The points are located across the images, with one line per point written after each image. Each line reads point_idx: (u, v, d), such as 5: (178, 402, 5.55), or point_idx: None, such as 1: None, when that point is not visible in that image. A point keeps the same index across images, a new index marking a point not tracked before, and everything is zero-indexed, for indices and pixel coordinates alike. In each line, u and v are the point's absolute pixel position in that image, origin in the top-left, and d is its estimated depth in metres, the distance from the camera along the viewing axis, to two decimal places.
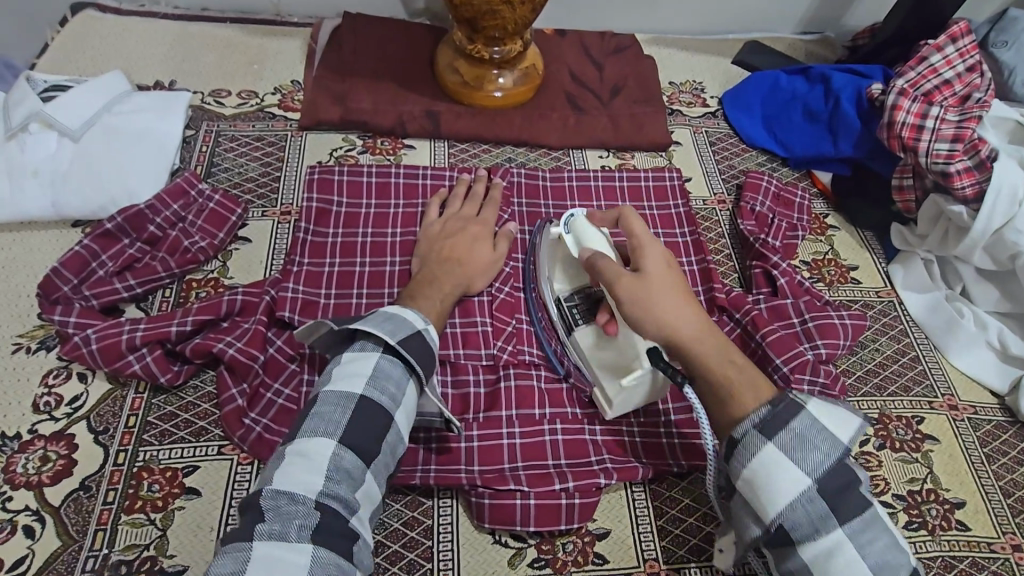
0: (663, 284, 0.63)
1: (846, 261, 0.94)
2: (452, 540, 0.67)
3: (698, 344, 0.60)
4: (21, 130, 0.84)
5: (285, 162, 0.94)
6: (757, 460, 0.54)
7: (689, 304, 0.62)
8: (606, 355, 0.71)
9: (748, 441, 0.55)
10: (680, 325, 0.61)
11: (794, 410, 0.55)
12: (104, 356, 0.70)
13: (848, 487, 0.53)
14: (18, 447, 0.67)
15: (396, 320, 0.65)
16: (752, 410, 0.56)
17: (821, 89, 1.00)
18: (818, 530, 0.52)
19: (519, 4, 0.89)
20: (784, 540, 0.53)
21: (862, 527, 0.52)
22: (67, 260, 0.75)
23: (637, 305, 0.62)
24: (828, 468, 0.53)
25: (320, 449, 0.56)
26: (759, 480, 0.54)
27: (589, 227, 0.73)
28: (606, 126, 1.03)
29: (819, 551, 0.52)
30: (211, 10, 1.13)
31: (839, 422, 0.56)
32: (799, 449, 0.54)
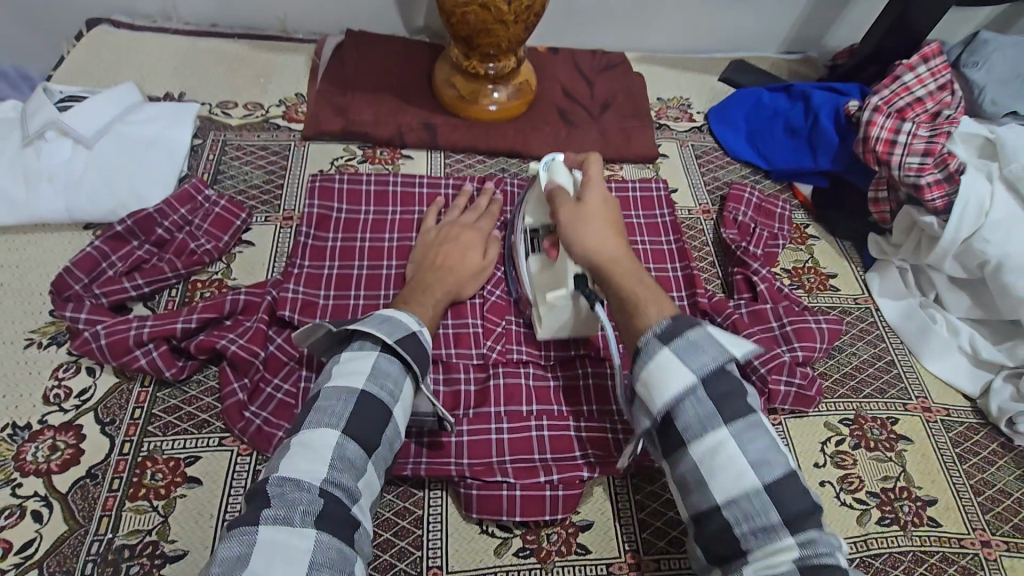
0: (596, 211, 0.70)
1: (825, 269, 0.98)
2: (442, 530, 0.70)
3: (613, 265, 0.66)
4: (38, 137, 0.88)
5: (289, 170, 0.99)
6: (653, 363, 0.57)
7: (615, 232, 0.69)
8: (546, 278, 0.77)
9: (645, 348, 0.58)
10: (600, 245, 0.68)
11: (687, 324, 0.58)
12: (112, 351, 0.74)
13: (732, 391, 0.56)
14: (28, 437, 0.70)
15: (393, 321, 0.68)
16: (651, 320, 0.61)
17: (802, 105, 1.05)
18: (705, 427, 0.55)
19: (511, 22, 0.94)
20: (678, 442, 0.56)
21: (744, 426, 0.54)
22: (79, 260, 0.79)
23: (570, 223, 0.70)
24: (714, 371, 0.56)
25: (325, 440, 0.59)
26: (652, 379, 0.57)
27: (563, 167, 0.78)
28: (595, 139, 1.08)
29: (705, 448, 0.54)
30: (221, 26, 1.19)
31: (733, 340, 0.59)
32: (690, 352, 0.57)
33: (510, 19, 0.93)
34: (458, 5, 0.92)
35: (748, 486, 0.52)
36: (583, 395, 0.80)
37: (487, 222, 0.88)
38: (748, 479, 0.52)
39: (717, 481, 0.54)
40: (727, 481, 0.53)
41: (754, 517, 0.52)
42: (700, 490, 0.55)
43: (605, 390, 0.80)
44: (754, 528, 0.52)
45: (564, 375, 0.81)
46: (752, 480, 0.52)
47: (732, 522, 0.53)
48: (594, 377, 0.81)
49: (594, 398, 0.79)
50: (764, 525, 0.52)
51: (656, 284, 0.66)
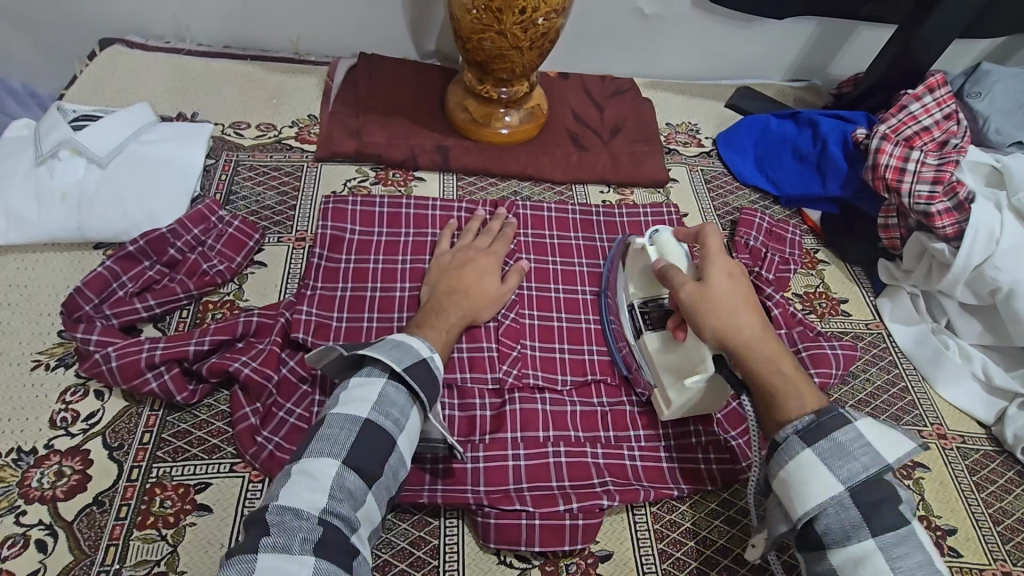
0: (727, 293, 0.67)
1: (836, 294, 0.99)
2: (458, 560, 0.68)
3: (753, 351, 0.64)
4: (51, 156, 0.88)
5: (301, 191, 0.99)
6: (793, 462, 0.58)
7: (751, 310, 0.67)
8: (671, 358, 0.75)
9: (785, 445, 0.59)
10: (737, 327, 0.65)
11: (838, 423, 0.58)
12: (122, 373, 0.72)
13: (885, 500, 0.55)
14: (33, 462, 0.69)
15: (402, 347, 0.67)
16: (796, 414, 0.60)
17: (809, 132, 1.06)
18: (851, 537, 0.54)
19: (527, 49, 0.95)
20: (814, 543, 0.57)
21: (895, 541, 0.53)
22: (90, 281, 0.78)
23: (698, 308, 0.67)
24: (868, 479, 0.56)
25: (325, 468, 0.57)
26: (792, 481, 0.58)
27: (672, 242, 0.79)
28: (607, 163, 1.08)
29: (850, 556, 0.54)
30: (233, 47, 1.20)
31: (889, 443, 0.57)
32: (838, 458, 0.57)
33: (525, 45, 0.94)
34: (474, 32, 0.93)
35: None
36: (600, 421, 0.79)
37: (500, 247, 0.88)
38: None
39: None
40: None
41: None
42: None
43: (622, 417, 0.80)
44: None
45: (581, 401, 0.80)
46: None
47: None
48: (610, 404, 0.81)
49: (612, 425, 0.79)
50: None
51: (796, 366, 0.64)
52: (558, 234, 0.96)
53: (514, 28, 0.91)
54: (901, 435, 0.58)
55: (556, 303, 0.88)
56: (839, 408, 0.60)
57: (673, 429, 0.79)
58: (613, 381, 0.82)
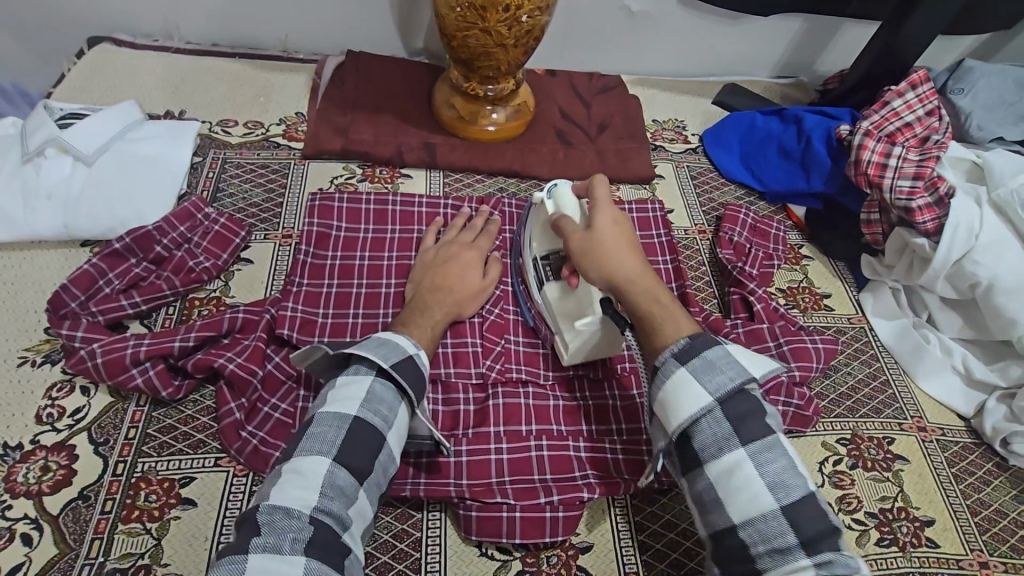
0: (610, 238, 0.71)
1: (819, 289, 1.00)
2: (441, 552, 0.69)
3: (635, 287, 0.67)
4: (38, 154, 0.88)
5: (288, 189, 0.99)
6: (669, 381, 0.60)
7: (635, 255, 0.70)
8: (569, 305, 0.79)
9: (664, 366, 0.61)
10: (620, 268, 0.68)
11: (708, 343, 0.61)
12: (108, 369, 0.72)
13: (752, 411, 0.57)
14: (20, 457, 0.69)
15: (389, 344, 0.68)
16: (672, 341, 0.63)
17: (794, 129, 1.07)
18: (722, 448, 0.56)
19: (512, 46, 0.95)
20: (694, 460, 0.58)
21: (761, 447, 0.55)
22: (77, 277, 0.78)
23: (585, 254, 0.71)
24: (732, 393, 0.58)
25: (315, 466, 0.58)
26: (669, 399, 0.59)
27: (569, 196, 0.79)
28: (592, 159, 1.09)
29: (722, 467, 0.56)
30: (222, 46, 1.20)
31: (751, 363, 0.63)
32: (707, 373, 0.59)
33: (510, 43, 0.94)
34: (459, 29, 0.93)
35: (765, 507, 0.53)
36: (583, 415, 0.80)
37: (484, 244, 0.89)
38: (767, 501, 0.53)
39: (734, 504, 0.55)
40: (743, 502, 0.54)
41: (770, 538, 0.52)
42: (720, 510, 0.56)
43: (604, 410, 0.80)
44: (769, 550, 0.52)
45: (563, 395, 0.81)
46: (768, 502, 0.53)
47: (749, 543, 0.53)
48: (592, 398, 0.81)
49: (594, 419, 0.80)
50: (781, 546, 0.52)
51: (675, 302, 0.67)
52: None
53: (498, 26, 0.91)
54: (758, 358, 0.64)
55: None
56: (709, 332, 0.63)
57: (655, 424, 0.79)
58: (595, 376, 0.83)
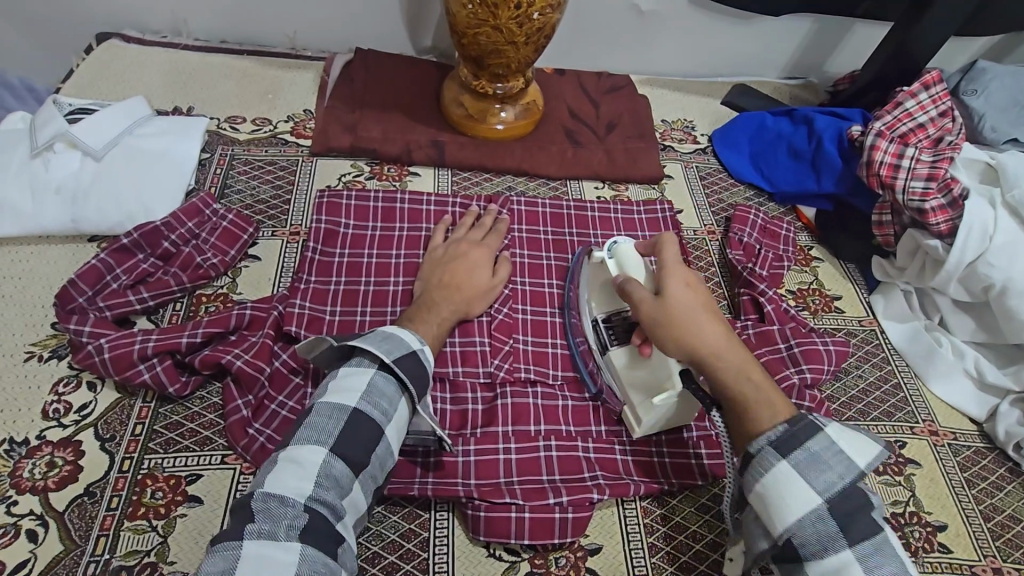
0: (687, 307, 0.65)
1: (830, 291, 0.99)
2: (448, 551, 0.69)
3: (720, 363, 0.63)
4: (46, 149, 0.88)
5: (295, 185, 0.99)
6: (768, 475, 0.56)
7: (714, 320, 0.65)
8: (640, 373, 0.75)
9: (760, 457, 0.57)
10: (701, 342, 0.63)
11: (810, 432, 0.57)
12: (115, 365, 0.72)
13: (858, 509, 0.54)
14: (26, 453, 0.69)
15: (392, 338, 0.67)
16: (768, 426, 0.58)
17: (805, 130, 1.06)
18: (828, 549, 0.53)
19: (522, 44, 0.94)
20: (794, 558, 0.55)
21: (871, 550, 0.53)
22: (85, 273, 0.78)
23: (661, 327, 0.65)
24: (840, 490, 0.55)
25: (312, 455, 0.58)
26: (768, 495, 0.56)
27: (633, 253, 0.76)
28: (602, 159, 1.08)
29: (825, 569, 0.53)
30: (229, 42, 1.20)
31: (856, 447, 0.57)
32: (813, 471, 0.55)
33: (521, 41, 0.94)
34: (470, 27, 0.93)
35: None
36: (592, 416, 0.79)
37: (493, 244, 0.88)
38: None
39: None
40: None
41: None
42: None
43: (614, 411, 0.80)
44: None
45: (573, 396, 0.81)
46: None
47: None
48: (603, 399, 0.81)
49: (603, 420, 0.79)
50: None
51: (764, 375, 0.62)
52: (551, 229, 0.97)
53: (509, 23, 0.91)
54: (867, 440, 0.58)
55: (551, 298, 0.89)
56: (810, 416, 0.58)
57: (665, 425, 0.78)
58: None
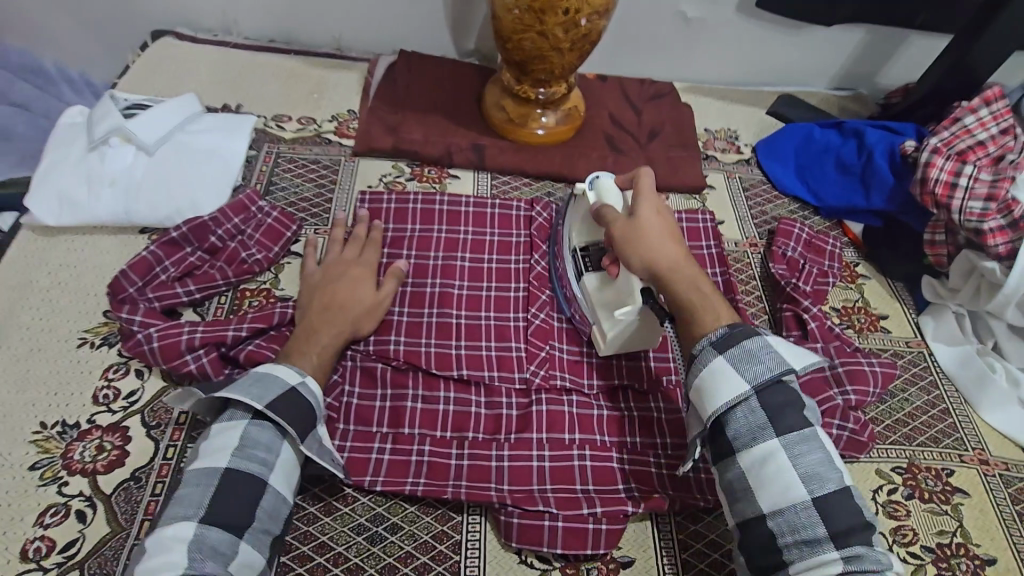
0: (655, 229, 0.72)
1: (876, 310, 0.96)
2: (480, 557, 0.69)
3: (677, 279, 0.69)
4: (102, 143, 0.91)
5: (338, 184, 1.00)
6: (706, 368, 0.62)
7: (676, 244, 0.72)
8: (606, 294, 0.80)
9: (702, 355, 0.63)
10: (661, 256, 0.70)
11: (748, 334, 0.63)
12: (164, 355, 0.74)
13: (789, 404, 0.60)
14: (77, 436, 0.71)
15: (265, 381, 0.68)
16: (710, 330, 0.65)
17: (855, 143, 1.03)
18: (755, 436, 0.59)
19: (567, 50, 0.94)
20: (727, 448, 0.61)
21: (798, 440, 0.58)
22: (135, 264, 0.80)
23: (625, 239, 0.72)
24: (767, 383, 0.60)
25: (181, 532, 0.58)
26: (704, 385, 0.62)
27: (612, 187, 0.81)
28: (642, 167, 1.07)
29: (754, 456, 0.59)
30: (278, 42, 1.22)
31: (792, 354, 0.63)
32: (747, 365, 0.61)
33: (566, 47, 0.93)
34: (516, 31, 0.92)
35: (796, 498, 0.56)
36: (627, 426, 0.78)
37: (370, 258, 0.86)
38: (798, 492, 0.56)
39: (765, 492, 0.58)
40: (774, 491, 0.57)
41: (799, 529, 0.56)
42: (749, 497, 0.59)
43: (650, 423, 0.79)
44: (799, 541, 0.55)
45: (608, 405, 0.80)
46: (799, 493, 0.56)
47: (777, 532, 0.56)
48: (639, 409, 0.80)
49: (638, 431, 0.78)
50: (808, 537, 0.55)
51: (716, 291, 0.70)
52: None
53: (556, 29, 0.90)
54: (801, 351, 0.64)
55: None
56: (747, 322, 0.65)
57: None
58: (641, 388, 0.81)
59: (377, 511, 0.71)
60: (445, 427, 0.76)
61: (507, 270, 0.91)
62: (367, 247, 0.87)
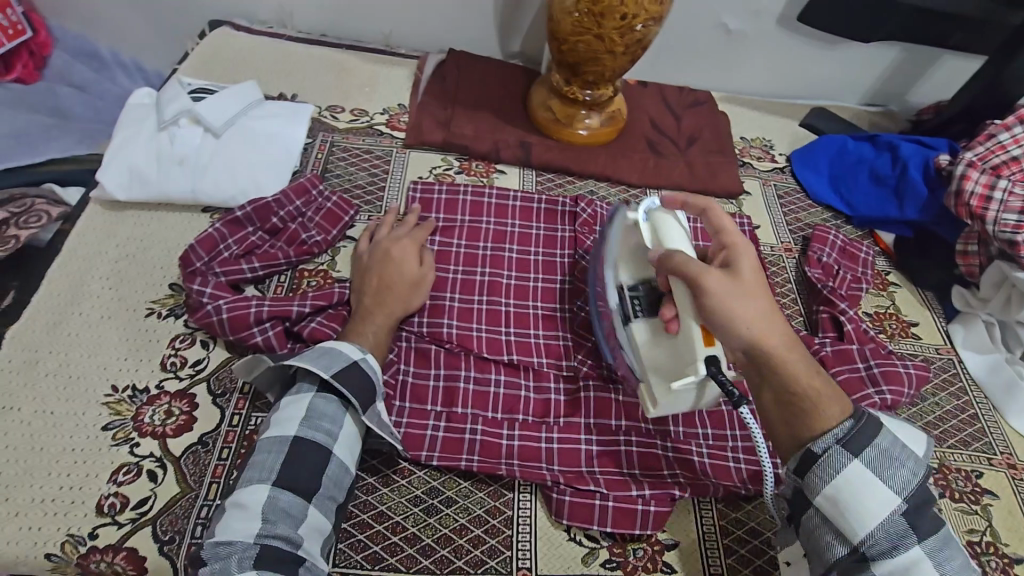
0: (759, 295, 0.62)
1: (906, 317, 0.99)
2: (531, 531, 0.71)
3: (784, 359, 0.59)
4: (171, 124, 0.95)
5: (390, 174, 1.04)
6: (844, 476, 0.56)
7: (774, 309, 0.62)
8: (660, 351, 0.71)
9: (829, 457, 0.57)
10: (764, 327, 0.60)
11: (875, 429, 0.58)
12: (232, 326, 0.77)
13: (924, 502, 0.57)
14: (147, 400, 0.74)
15: (332, 353, 0.68)
16: (834, 423, 0.58)
17: (888, 155, 1.07)
18: (900, 547, 0.55)
19: (620, 54, 0.98)
20: (863, 559, 0.56)
21: (937, 544, 0.56)
22: (202, 240, 0.83)
23: (721, 300, 0.61)
24: (910, 488, 0.57)
25: (255, 496, 0.59)
26: (843, 495, 0.56)
27: (676, 224, 0.74)
28: (682, 171, 1.11)
29: (898, 568, 0.55)
30: (330, 36, 1.26)
31: (914, 443, 0.60)
32: (888, 468, 0.57)
33: (620, 50, 0.97)
34: (572, 34, 0.96)
35: None
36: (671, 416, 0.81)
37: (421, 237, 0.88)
38: None
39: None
40: None
41: None
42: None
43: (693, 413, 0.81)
44: None
45: None
46: None
47: None
48: None
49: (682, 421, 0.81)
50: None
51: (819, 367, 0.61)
52: None
53: (612, 33, 0.94)
54: (918, 436, 0.61)
55: None
56: (867, 410, 0.60)
57: (741, 432, 0.80)
58: None
59: (431, 484, 0.73)
60: (496, 408, 0.79)
61: (553, 263, 0.95)
62: (419, 229, 0.89)
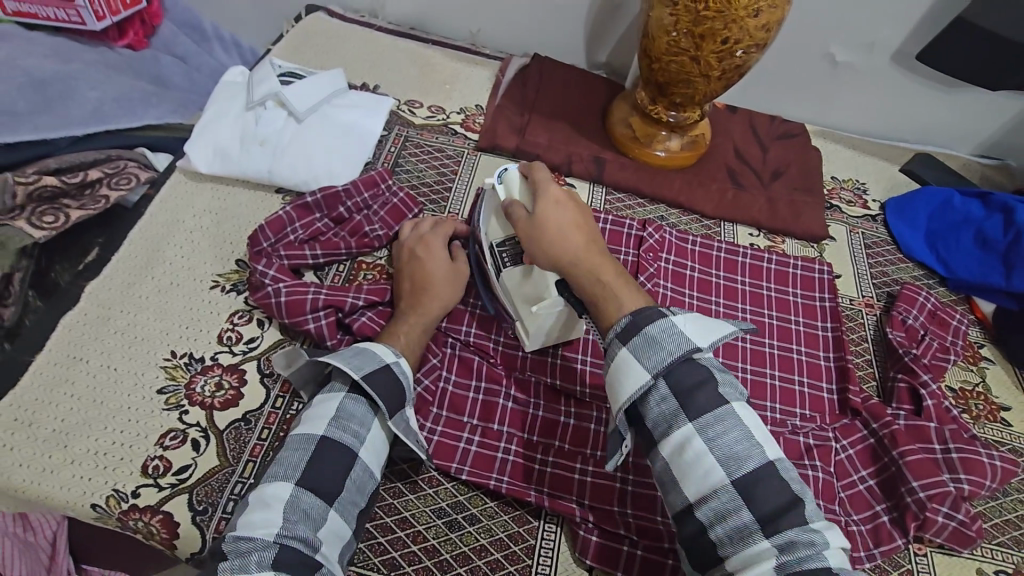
0: (556, 222, 0.67)
1: (997, 398, 0.89)
2: (551, 564, 0.69)
3: (579, 269, 0.65)
4: (259, 105, 0.98)
5: (458, 175, 1.03)
6: (613, 360, 0.59)
7: (580, 235, 0.67)
8: (526, 289, 0.76)
9: (608, 348, 0.60)
10: (563, 252, 0.66)
11: (652, 317, 0.59)
12: (289, 310, 0.78)
13: (702, 382, 0.56)
14: (200, 369, 0.77)
15: (364, 354, 0.69)
16: (615, 319, 0.61)
17: (1000, 218, 0.96)
18: (670, 424, 0.56)
19: (716, 78, 0.93)
20: (650, 439, 0.58)
21: (713, 420, 0.55)
22: (272, 221, 0.85)
23: (530, 239, 0.68)
24: (682, 363, 0.57)
25: (277, 491, 0.59)
26: (613, 380, 0.59)
27: (517, 179, 0.74)
28: (762, 207, 1.05)
29: (674, 446, 0.56)
30: (419, 30, 1.27)
31: (706, 331, 0.59)
32: (651, 352, 0.57)
33: (716, 74, 0.92)
34: (666, 53, 0.92)
35: (716, 483, 0.53)
36: None
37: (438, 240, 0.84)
38: (719, 475, 0.53)
39: (688, 482, 0.54)
40: (695, 480, 0.54)
41: (725, 516, 0.52)
42: (676, 487, 0.55)
43: None
44: (727, 529, 0.52)
45: None
46: (720, 476, 0.53)
47: (709, 523, 0.53)
48: None
49: None
50: (737, 525, 0.52)
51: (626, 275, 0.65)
52: (699, 267, 0.95)
53: (710, 57, 0.89)
54: (714, 325, 0.59)
55: None
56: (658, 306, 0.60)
57: None
58: None
59: (458, 498, 0.72)
60: (532, 431, 0.77)
61: None
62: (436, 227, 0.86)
